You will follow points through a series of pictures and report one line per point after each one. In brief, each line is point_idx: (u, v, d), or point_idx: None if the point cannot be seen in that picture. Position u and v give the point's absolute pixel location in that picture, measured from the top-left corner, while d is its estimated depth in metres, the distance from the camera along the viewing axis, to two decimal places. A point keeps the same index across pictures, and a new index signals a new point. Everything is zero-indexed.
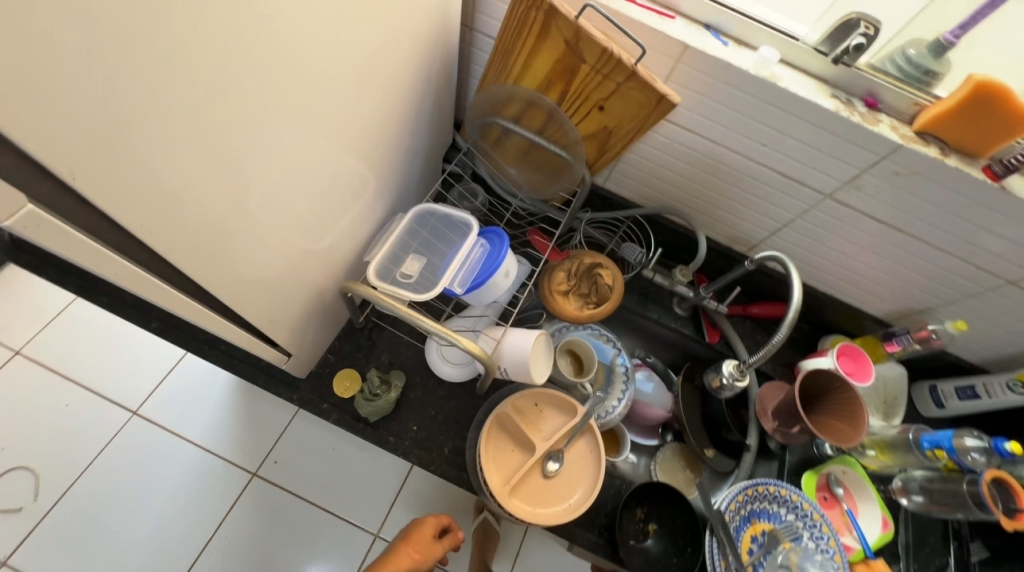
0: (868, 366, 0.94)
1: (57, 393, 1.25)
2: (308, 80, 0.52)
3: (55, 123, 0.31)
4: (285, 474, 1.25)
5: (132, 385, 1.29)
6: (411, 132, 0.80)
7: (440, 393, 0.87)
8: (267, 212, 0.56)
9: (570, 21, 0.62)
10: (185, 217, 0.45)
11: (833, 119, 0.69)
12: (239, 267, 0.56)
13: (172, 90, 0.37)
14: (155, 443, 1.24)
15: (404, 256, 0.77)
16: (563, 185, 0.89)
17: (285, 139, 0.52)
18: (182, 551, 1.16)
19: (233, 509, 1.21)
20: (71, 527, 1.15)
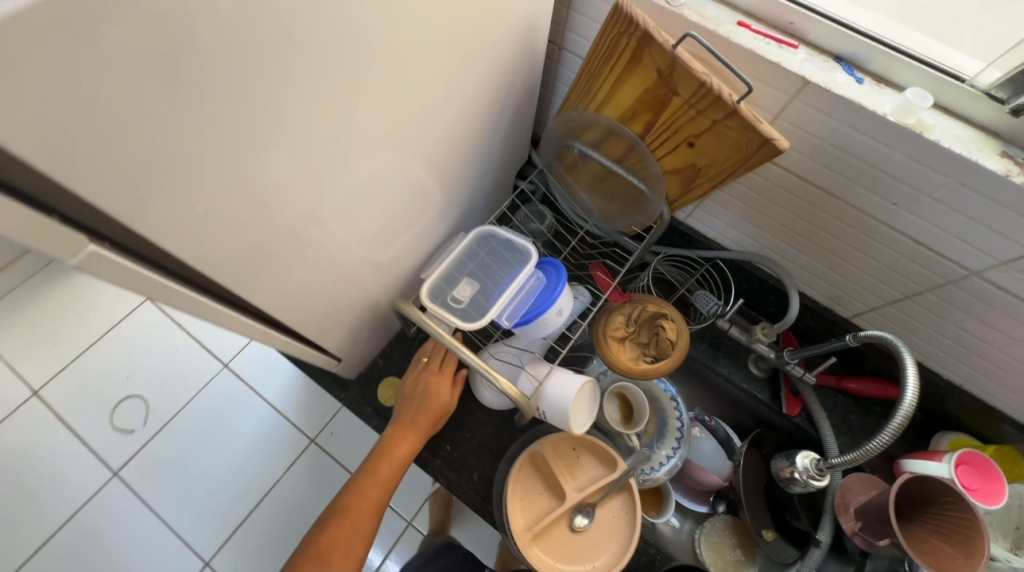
0: (1000, 487, 0.74)
1: (168, 339, 1.42)
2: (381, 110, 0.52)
3: (127, 183, 0.33)
4: (337, 447, 1.33)
5: (226, 340, 1.43)
6: (482, 153, 0.79)
7: (478, 417, 0.86)
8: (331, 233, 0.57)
9: (666, 50, 0.55)
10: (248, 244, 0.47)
11: (999, 185, 0.54)
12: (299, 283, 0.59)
13: (240, 139, 0.38)
14: (238, 396, 1.37)
15: (459, 278, 0.76)
16: (638, 219, 0.82)
17: (351, 166, 0.53)
18: (247, 499, 1.28)
19: (291, 469, 1.31)
20: (166, 456, 1.30)
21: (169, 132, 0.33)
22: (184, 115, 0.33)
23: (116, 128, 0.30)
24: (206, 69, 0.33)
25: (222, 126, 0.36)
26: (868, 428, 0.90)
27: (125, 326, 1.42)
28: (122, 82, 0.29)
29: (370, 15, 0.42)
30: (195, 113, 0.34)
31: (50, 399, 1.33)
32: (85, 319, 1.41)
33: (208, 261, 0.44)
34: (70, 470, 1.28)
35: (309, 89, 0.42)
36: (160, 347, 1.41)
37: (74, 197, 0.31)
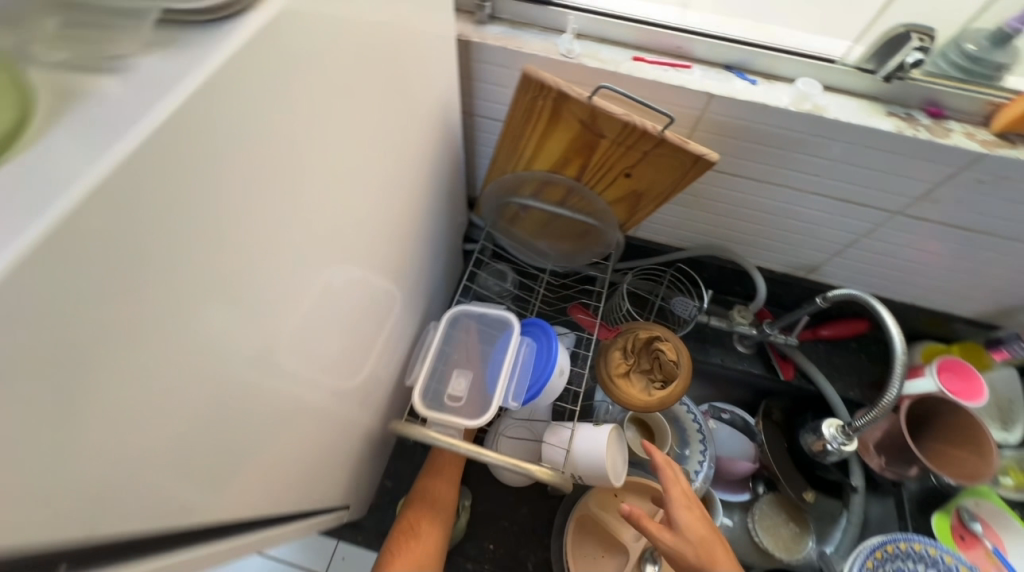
0: (977, 383, 0.83)
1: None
2: (335, 249, 0.48)
3: (80, 488, 0.26)
4: None
5: None
6: (427, 238, 0.76)
7: (510, 500, 0.81)
8: (308, 389, 0.51)
9: (584, 103, 0.57)
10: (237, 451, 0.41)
11: (897, 141, 0.61)
12: (293, 454, 0.52)
13: (208, 358, 0.33)
14: None
15: (448, 371, 0.71)
16: (596, 251, 0.83)
17: (313, 316, 0.48)
18: None
19: None
20: None
21: (117, 405, 0.27)
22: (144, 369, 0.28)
23: (60, 437, 0.24)
24: (145, 318, 0.27)
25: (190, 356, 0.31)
26: (853, 366, 0.97)
27: None
28: (51, 388, 0.23)
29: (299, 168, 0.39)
30: (155, 360, 0.29)
31: None
32: None
33: (194, 500, 0.37)
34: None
35: (269, 269, 0.37)
36: None
37: (20, 545, 0.24)
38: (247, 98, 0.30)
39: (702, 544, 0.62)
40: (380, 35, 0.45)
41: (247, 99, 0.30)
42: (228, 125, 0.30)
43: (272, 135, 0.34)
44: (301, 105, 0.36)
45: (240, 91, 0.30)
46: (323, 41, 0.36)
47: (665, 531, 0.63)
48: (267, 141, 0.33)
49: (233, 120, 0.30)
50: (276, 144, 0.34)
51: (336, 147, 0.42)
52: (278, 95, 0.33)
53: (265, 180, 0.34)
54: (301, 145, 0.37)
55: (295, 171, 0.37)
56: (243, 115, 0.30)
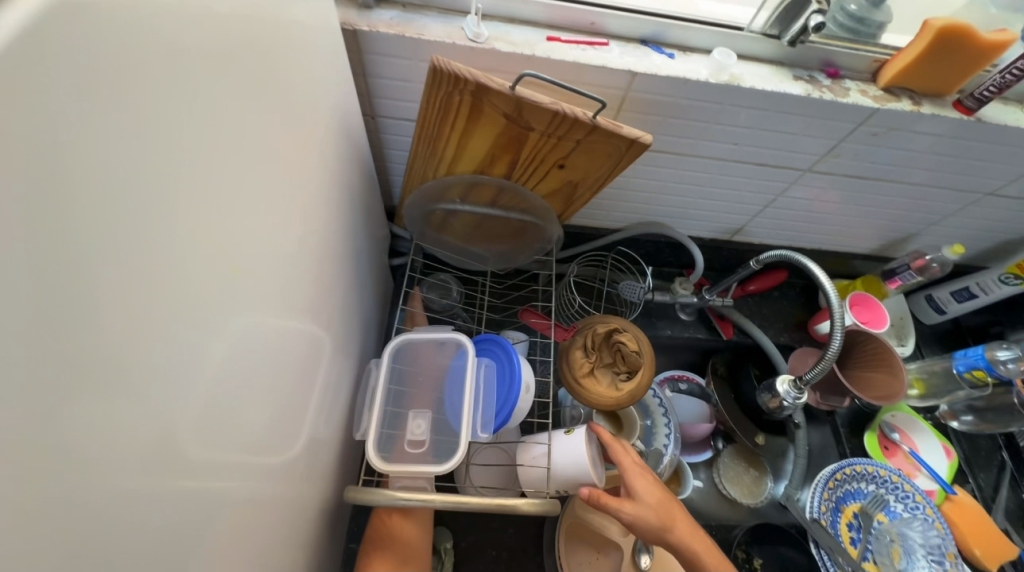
0: (880, 311, 0.93)
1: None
2: (230, 317, 0.37)
3: None
4: None
5: None
6: (348, 266, 0.65)
7: (492, 527, 0.75)
8: (229, 495, 0.40)
9: (506, 95, 0.50)
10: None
11: (805, 104, 0.63)
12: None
13: (33, 532, 0.23)
14: None
15: (403, 412, 0.63)
16: (536, 247, 0.79)
17: (219, 405, 0.37)
18: None
19: None
20: None
21: None
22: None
23: None
24: None
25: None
26: (780, 313, 1.05)
27: None
28: None
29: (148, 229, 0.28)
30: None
31: None
32: None
33: None
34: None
35: (117, 375, 0.27)
36: None
37: None
38: (11, 146, 0.20)
39: (658, 505, 0.62)
40: (233, 32, 0.34)
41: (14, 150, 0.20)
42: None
43: (79, 194, 0.23)
44: (120, 142, 0.25)
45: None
46: (137, 47, 0.25)
47: (626, 502, 0.61)
48: (70, 204, 0.22)
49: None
50: (86, 204, 0.23)
51: (199, 191, 0.31)
52: (76, 134, 0.22)
53: (77, 259, 0.23)
54: (135, 198, 0.26)
55: (134, 234, 0.26)
56: (11, 173, 0.20)
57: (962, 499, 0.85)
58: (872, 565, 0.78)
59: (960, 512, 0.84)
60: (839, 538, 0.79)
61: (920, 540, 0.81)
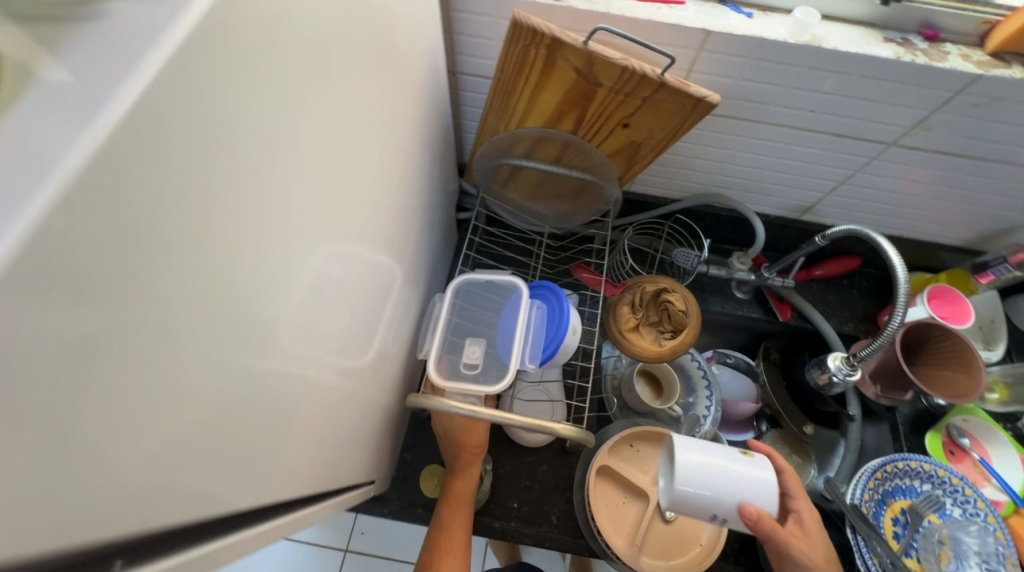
0: (964, 306, 0.86)
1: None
2: (340, 232, 0.45)
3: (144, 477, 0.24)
4: (378, 545, 1.42)
5: None
6: (423, 206, 0.73)
7: (529, 460, 0.82)
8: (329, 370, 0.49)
9: (580, 50, 0.54)
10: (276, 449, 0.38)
11: (894, 68, 0.60)
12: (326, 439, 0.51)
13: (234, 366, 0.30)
14: None
15: (460, 341, 0.70)
16: (595, 207, 0.82)
17: (325, 293, 0.45)
18: None
19: None
20: None
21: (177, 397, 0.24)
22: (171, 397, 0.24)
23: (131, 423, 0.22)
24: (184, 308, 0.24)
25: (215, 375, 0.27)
26: (846, 302, 1.00)
27: None
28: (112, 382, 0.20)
29: (313, 134, 0.35)
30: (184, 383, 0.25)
31: None
32: None
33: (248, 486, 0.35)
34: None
35: (289, 241, 0.34)
36: None
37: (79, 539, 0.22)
38: (257, 44, 0.26)
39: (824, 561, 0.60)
40: None
41: (240, 67, 0.25)
42: (228, 93, 0.24)
43: (283, 85, 0.29)
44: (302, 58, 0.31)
45: (250, 28, 0.25)
46: None
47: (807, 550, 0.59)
48: (279, 92, 0.29)
49: (242, 60, 0.25)
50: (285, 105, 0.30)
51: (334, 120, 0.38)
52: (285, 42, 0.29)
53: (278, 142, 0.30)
54: (306, 102, 0.33)
55: (304, 132, 0.33)
56: (256, 60, 0.26)
57: None
58: (914, 562, 0.75)
59: None
60: (880, 530, 0.77)
61: (976, 547, 0.76)
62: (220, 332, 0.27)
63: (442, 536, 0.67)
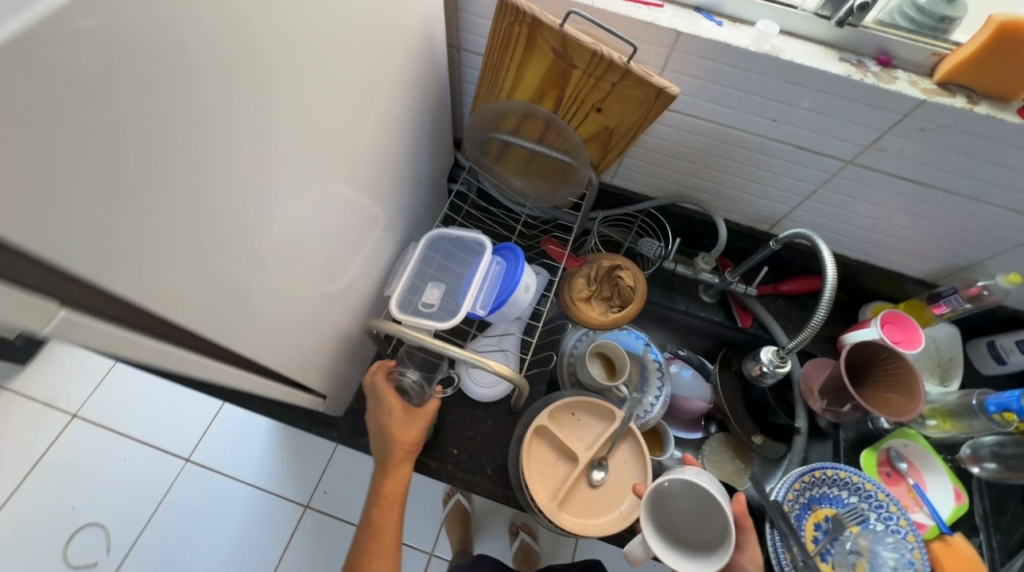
0: (916, 333, 0.90)
1: (143, 404, 1.52)
2: (324, 145, 0.52)
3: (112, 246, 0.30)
4: (333, 503, 1.46)
5: (184, 437, 1.49)
6: (411, 161, 0.81)
7: (476, 414, 0.87)
8: (300, 268, 0.56)
9: (556, 30, 0.62)
10: (236, 305, 0.46)
11: (846, 85, 0.65)
12: (287, 332, 0.58)
13: (204, 217, 0.38)
14: (214, 487, 1.45)
15: (423, 284, 0.76)
16: (571, 190, 0.88)
17: (306, 193, 0.51)
18: None
19: (292, 539, 1.41)
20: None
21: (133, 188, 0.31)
22: (148, 207, 0.32)
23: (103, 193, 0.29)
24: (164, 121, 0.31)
25: (194, 206, 0.36)
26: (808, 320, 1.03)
27: (75, 460, 1.42)
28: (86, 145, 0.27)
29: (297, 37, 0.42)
30: (166, 197, 0.34)
31: None
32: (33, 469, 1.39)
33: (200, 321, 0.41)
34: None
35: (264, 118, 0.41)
36: (124, 468, 1.43)
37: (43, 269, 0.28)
38: None
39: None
40: None
41: None
42: None
43: None
44: None
45: None
46: None
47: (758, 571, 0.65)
48: None
49: None
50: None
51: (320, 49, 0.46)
52: None
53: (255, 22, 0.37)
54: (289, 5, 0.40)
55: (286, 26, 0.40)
56: None
57: (958, 543, 0.78)
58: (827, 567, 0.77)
59: (950, 553, 0.77)
60: (799, 531, 0.79)
61: (891, 562, 0.76)
62: (187, 159, 0.34)
63: (377, 535, 0.71)
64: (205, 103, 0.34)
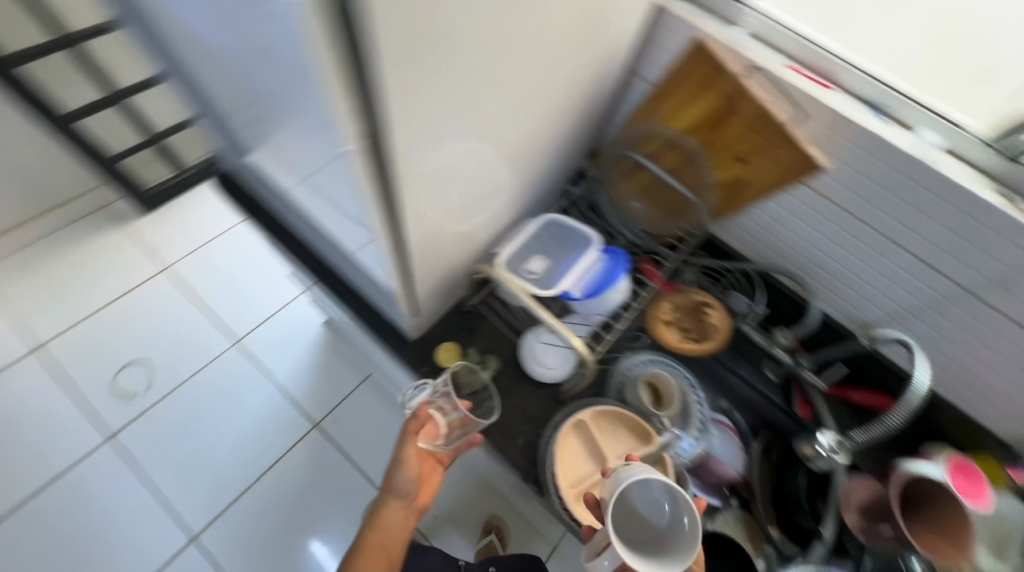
0: (985, 492, 0.83)
1: (215, 283, 1.70)
2: (511, 94, 0.63)
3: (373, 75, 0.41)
4: (335, 435, 1.53)
5: (236, 322, 1.64)
6: (556, 149, 0.90)
7: (524, 388, 0.92)
8: (451, 187, 0.66)
9: (736, 80, 0.70)
10: (413, 182, 0.57)
11: (992, 213, 0.68)
12: (420, 238, 0.68)
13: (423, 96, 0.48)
14: (243, 377, 1.58)
15: (530, 255, 0.84)
16: (682, 225, 0.94)
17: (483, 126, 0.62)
18: (240, 479, 1.45)
19: (288, 453, 1.50)
20: (174, 436, 1.48)
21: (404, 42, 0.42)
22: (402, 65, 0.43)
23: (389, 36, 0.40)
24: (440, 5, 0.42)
25: (463, 86, 0.53)
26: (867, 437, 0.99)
27: (153, 307, 1.62)
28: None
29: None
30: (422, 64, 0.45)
31: (61, 357, 1.53)
32: (120, 301, 1.61)
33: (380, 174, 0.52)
34: (110, 438, 1.44)
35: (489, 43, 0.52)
36: (186, 330, 1.61)
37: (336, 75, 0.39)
38: None
39: None
40: None
41: None
42: None
43: None
44: None
45: None
46: None
47: None
48: None
49: None
50: None
51: (545, 16, 0.57)
52: None
53: None
54: None
55: None
56: None
57: None
58: None
59: None
60: None
61: None
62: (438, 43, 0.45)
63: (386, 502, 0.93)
64: (495, 25, 0.51)
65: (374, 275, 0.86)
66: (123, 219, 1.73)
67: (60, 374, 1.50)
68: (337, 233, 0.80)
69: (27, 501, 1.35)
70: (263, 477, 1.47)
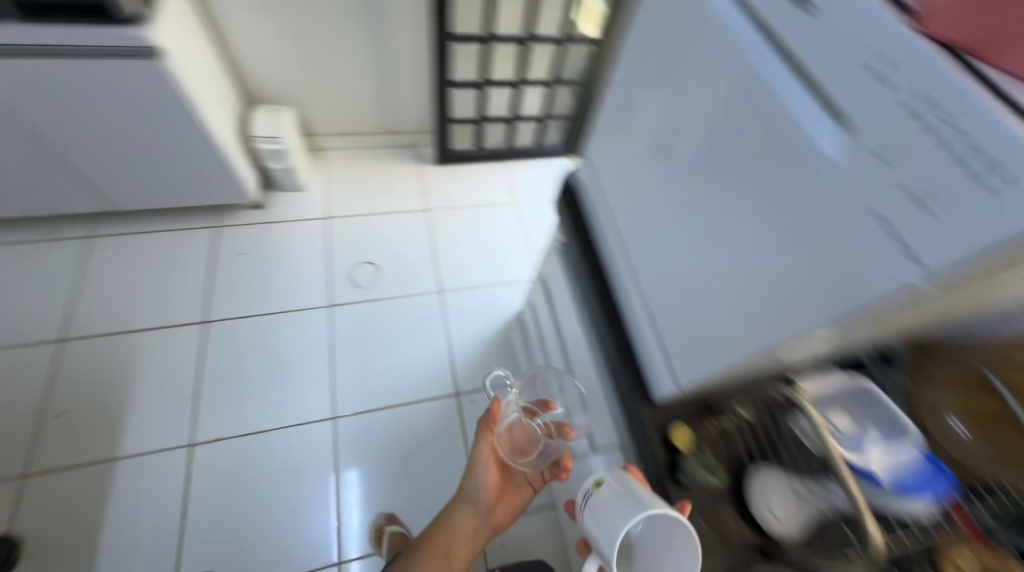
0: None
1: (453, 248, 2.29)
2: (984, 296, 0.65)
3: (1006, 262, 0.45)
4: (469, 412, 1.86)
5: (451, 275, 2.20)
6: (912, 334, 0.88)
7: (733, 519, 0.88)
8: (861, 332, 0.69)
9: None
10: (872, 322, 0.61)
11: None
12: (799, 346, 0.71)
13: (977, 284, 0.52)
14: (434, 316, 2.08)
15: (832, 407, 0.91)
16: (1007, 474, 0.85)
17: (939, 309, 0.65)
18: (395, 392, 1.88)
19: (432, 401, 1.88)
20: (376, 329, 2.01)
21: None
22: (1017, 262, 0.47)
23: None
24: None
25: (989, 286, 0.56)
26: None
27: (393, 216, 2.32)
28: None
29: None
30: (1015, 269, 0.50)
31: (337, 229, 2.24)
32: (386, 210, 2.33)
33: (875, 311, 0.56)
34: (339, 306, 2.04)
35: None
36: (402, 241, 2.26)
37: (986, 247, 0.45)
38: None
39: None
40: None
41: None
42: None
43: None
44: None
45: None
46: None
47: None
48: None
49: None
50: None
51: None
52: None
53: None
54: None
55: None
56: None
57: None
58: None
59: None
60: None
61: None
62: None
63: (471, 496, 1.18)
64: None
65: (665, 336, 0.90)
66: (420, 164, 2.50)
67: (343, 249, 2.19)
68: (651, 296, 0.95)
69: (279, 315, 1.97)
70: (411, 403, 1.88)
